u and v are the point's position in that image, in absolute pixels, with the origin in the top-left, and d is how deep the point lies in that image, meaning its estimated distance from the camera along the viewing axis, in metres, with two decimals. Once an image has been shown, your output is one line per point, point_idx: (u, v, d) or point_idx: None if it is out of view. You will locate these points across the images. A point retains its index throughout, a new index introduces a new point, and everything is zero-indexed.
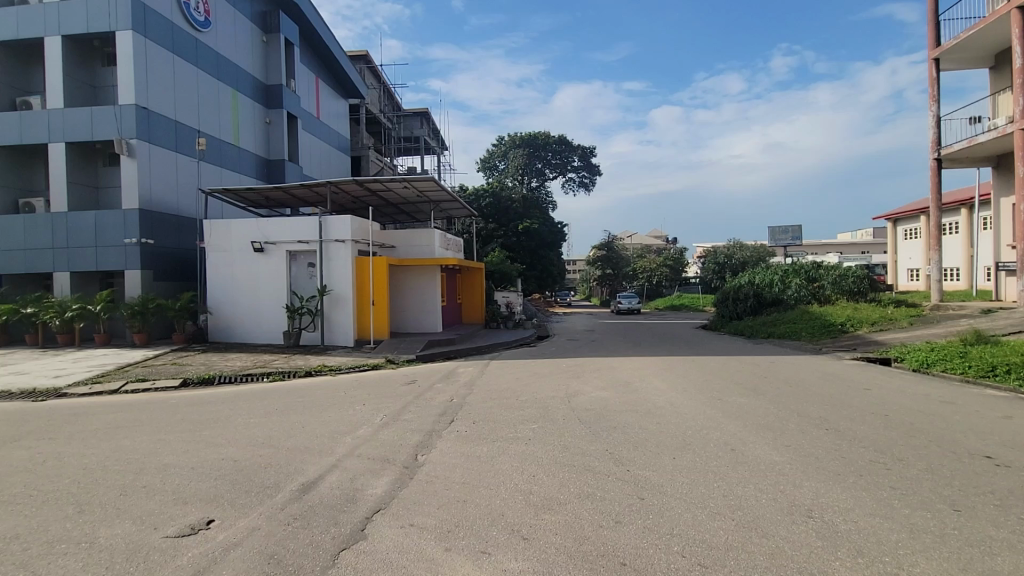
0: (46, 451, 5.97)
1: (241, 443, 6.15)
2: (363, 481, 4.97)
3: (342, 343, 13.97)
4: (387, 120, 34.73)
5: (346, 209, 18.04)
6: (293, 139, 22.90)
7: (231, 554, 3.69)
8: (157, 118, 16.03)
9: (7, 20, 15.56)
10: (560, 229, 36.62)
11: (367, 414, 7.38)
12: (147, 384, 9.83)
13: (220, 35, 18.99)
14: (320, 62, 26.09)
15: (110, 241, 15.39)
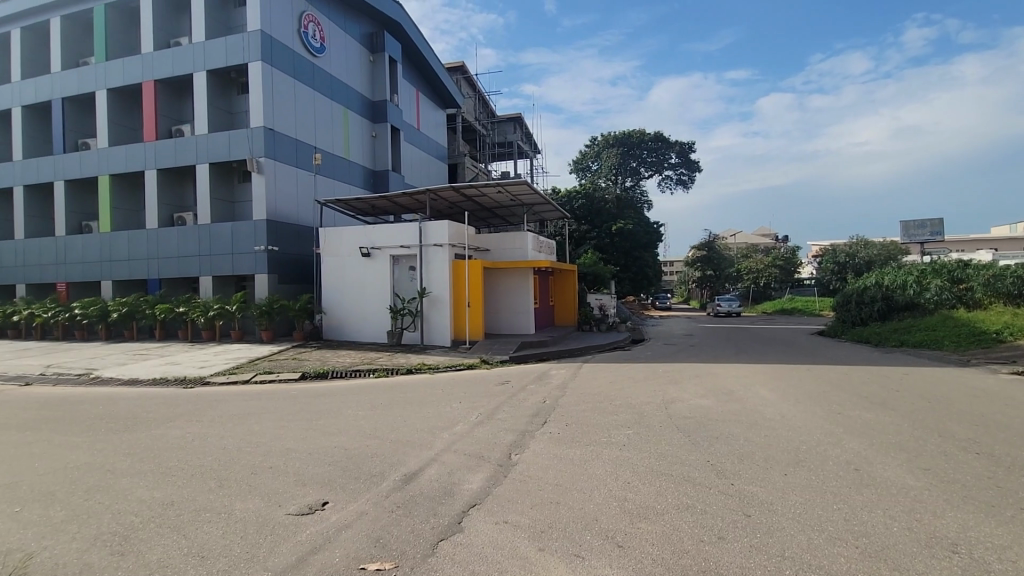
0: (194, 431, 6.89)
1: (351, 433, 6.65)
2: (460, 476, 5.16)
3: (440, 343, 14.62)
4: (482, 127, 35.81)
5: (444, 215, 18.85)
6: (396, 150, 24.35)
7: (343, 535, 4.00)
8: (281, 137, 17.87)
9: (166, 61, 18.21)
10: (655, 229, 35.37)
11: (463, 411, 7.64)
12: (272, 376, 10.98)
13: (334, 59, 20.74)
14: (420, 76, 27.55)
15: (243, 248, 17.43)
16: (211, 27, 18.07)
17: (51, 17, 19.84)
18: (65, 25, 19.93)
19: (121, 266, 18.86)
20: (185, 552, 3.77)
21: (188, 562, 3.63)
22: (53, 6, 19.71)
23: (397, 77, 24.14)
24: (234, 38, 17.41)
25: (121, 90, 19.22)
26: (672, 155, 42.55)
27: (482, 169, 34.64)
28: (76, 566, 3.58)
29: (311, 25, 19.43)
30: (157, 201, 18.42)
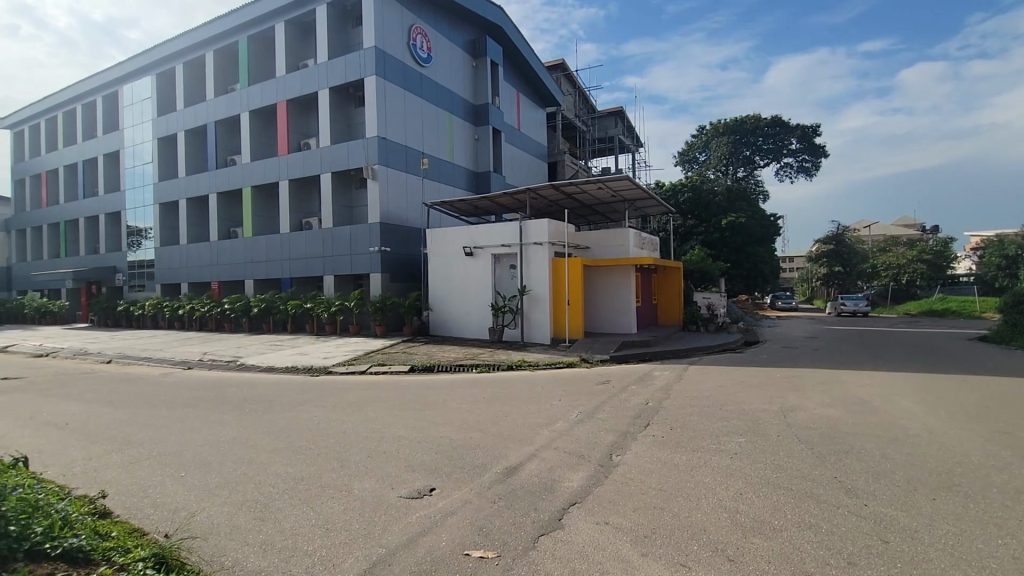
0: (320, 415, 7.62)
1: (456, 425, 6.95)
2: (561, 473, 5.16)
3: (540, 340, 14.75)
4: (582, 123, 35.46)
5: (543, 213, 18.96)
6: (497, 151, 24.94)
7: (449, 521, 4.19)
8: (392, 145, 19.11)
9: (296, 82, 20.28)
10: (771, 222, 32.68)
11: (563, 409, 7.64)
12: (384, 368, 11.82)
13: (439, 67, 21.73)
14: (521, 77, 27.93)
15: (360, 249, 18.95)
16: (332, 47, 19.80)
17: (206, 52, 23.00)
18: (216, 58, 22.99)
19: (260, 267, 21.40)
20: (312, 522, 4.19)
21: (315, 532, 4.03)
22: (208, 42, 22.83)
23: (499, 80, 24.71)
24: (351, 56, 18.93)
25: (260, 111, 21.77)
26: (793, 141, 38.86)
27: (582, 167, 34.33)
28: (227, 527, 4.13)
29: (418, 36, 20.53)
30: (289, 208, 20.61)
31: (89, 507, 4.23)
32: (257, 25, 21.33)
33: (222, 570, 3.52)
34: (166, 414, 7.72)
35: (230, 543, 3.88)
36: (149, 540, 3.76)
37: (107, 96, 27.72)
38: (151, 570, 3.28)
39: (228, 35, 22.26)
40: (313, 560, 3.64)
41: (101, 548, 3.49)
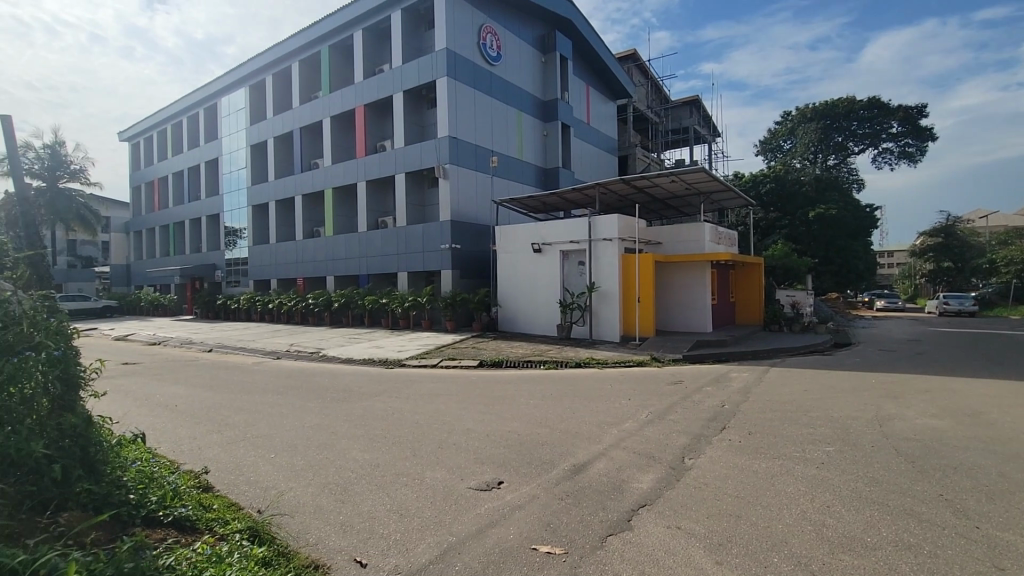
0: (395, 406, 7.95)
1: (525, 420, 7.00)
2: (630, 474, 5.05)
3: (609, 338, 14.52)
4: (654, 114, 34.35)
5: (613, 209, 18.60)
6: (566, 147, 24.75)
7: (516, 514, 4.23)
8: (463, 144, 19.53)
9: (373, 87, 21.20)
10: (866, 213, 30.01)
11: (633, 409, 7.47)
12: (455, 362, 12.13)
13: (508, 65, 21.88)
14: (591, 70, 27.51)
15: (432, 246, 19.52)
16: (406, 52, 20.51)
17: (293, 63, 24.63)
18: (302, 68, 24.54)
19: (340, 264, 22.64)
20: (387, 507, 4.38)
21: (390, 517, 4.21)
22: (295, 54, 24.43)
23: (568, 75, 24.49)
24: (424, 59, 19.49)
25: (340, 116, 22.99)
26: (895, 123, 35.26)
27: (655, 159, 33.27)
28: (311, 506, 4.42)
29: (489, 36, 20.78)
30: (366, 207, 21.65)
31: (193, 481, 4.69)
32: (338, 34, 22.54)
33: (308, 546, 3.78)
34: (258, 399, 8.39)
35: (314, 522, 4.15)
36: (244, 514, 4.11)
37: (207, 108, 30.43)
38: (246, 541, 3.59)
39: (312, 46, 23.71)
40: (388, 543, 3.81)
41: (204, 518, 3.85)
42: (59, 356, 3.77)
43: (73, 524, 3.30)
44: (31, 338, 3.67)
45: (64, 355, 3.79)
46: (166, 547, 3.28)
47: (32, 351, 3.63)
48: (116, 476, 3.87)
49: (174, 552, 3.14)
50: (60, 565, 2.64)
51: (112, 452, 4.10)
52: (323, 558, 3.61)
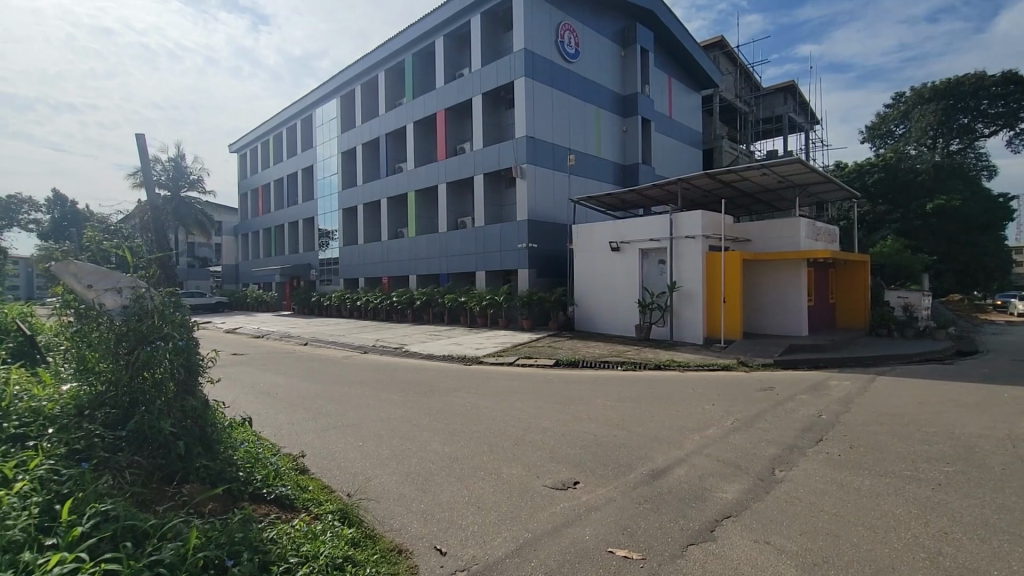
0: (473, 402, 8.15)
1: (602, 422, 6.88)
2: (713, 482, 4.81)
3: (691, 340, 13.93)
4: (743, 103, 32.47)
5: (697, 205, 17.82)
6: (646, 142, 24.05)
7: (592, 516, 4.17)
8: (540, 144, 19.59)
9: (453, 91, 21.84)
10: (997, 203, 26.37)
11: (718, 415, 7.11)
12: (531, 360, 12.22)
13: (586, 61, 21.64)
14: (674, 61, 26.50)
15: (509, 245, 19.77)
16: (485, 55, 20.92)
17: (380, 72, 25.99)
18: (388, 77, 25.81)
19: (422, 263, 23.59)
20: (466, 500, 4.49)
21: (469, 509, 4.31)
22: (381, 63, 25.75)
23: (649, 68, 23.78)
24: (502, 60, 19.77)
25: (422, 121, 23.92)
26: None
27: (744, 151, 31.42)
28: (395, 494, 4.64)
29: (567, 33, 20.68)
30: (446, 208, 22.37)
31: (292, 463, 5.09)
32: (422, 42, 23.45)
33: (392, 531, 3.96)
34: (347, 391, 8.94)
35: (397, 508, 4.35)
36: (335, 496, 4.39)
37: (304, 119, 32.88)
38: (337, 522, 3.83)
39: (397, 55, 24.86)
40: (466, 534, 3.91)
41: (301, 498, 4.17)
42: (183, 346, 4.23)
43: (194, 495, 3.71)
44: (161, 329, 4.17)
45: (188, 344, 4.27)
46: (270, 522, 3.59)
47: (162, 342, 4.13)
48: (229, 454, 4.30)
49: (276, 526, 3.43)
50: (183, 531, 2.98)
51: (225, 433, 4.55)
52: (405, 543, 3.78)
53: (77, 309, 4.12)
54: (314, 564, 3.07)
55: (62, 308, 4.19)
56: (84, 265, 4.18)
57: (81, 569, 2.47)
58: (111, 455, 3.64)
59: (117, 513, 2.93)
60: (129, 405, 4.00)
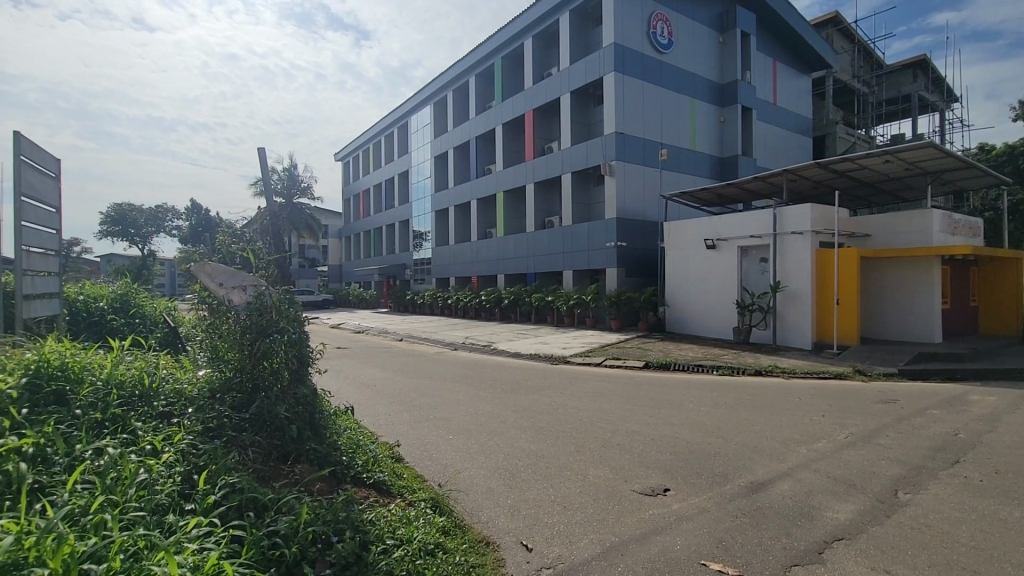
0: (560, 401, 8.14)
1: (695, 428, 6.56)
2: (822, 500, 4.39)
3: (797, 345, 12.86)
4: (862, 84, 29.32)
5: (805, 198, 16.39)
6: (747, 132, 22.55)
7: (683, 525, 3.98)
8: (630, 139, 19.10)
9: (541, 91, 21.96)
10: None
11: (829, 427, 6.48)
12: (619, 362, 11.96)
13: (681, 51, 20.76)
14: (779, 44, 24.60)
15: (597, 245, 19.50)
16: (574, 53, 20.81)
17: (471, 77, 26.79)
18: (478, 81, 26.53)
19: (510, 263, 23.99)
20: (552, 498, 4.48)
21: (555, 508, 4.30)
22: (472, 69, 26.53)
23: (751, 53, 22.30)
24: (592, 57, 19.54)
25: (511, 123, 24.30)
26: None
27: (862, 136, 28.17)
28: (483, 487, 4.75)
29: (660, 23, 19.98)
30: (534, 208, 22.53)
31: (389, 451, 5.41)
32: (511, 45, 23.84)
33: (480, 523, 4.05)
34: (439, 385, 9.31)
35: (485, 502, 4.44)
36: (428, 486, 4.58)
37: (400, 127, 34.79)
38: (429, 510, 4.00)
39: (487, 59, 25.48)
40: (552, 533, 3.90)
41: (397, 484, 4.40)
42: (296, 339, 4.65)
43: (305, 474, 4.05)
44: (278, 323, 4.63)
45: (300, 337, 4.68)
46: (369, 503, 3.82)
47: (279, 334, 4.58)
48: (334, 439, 4.65)
49: (374, 509, 3.65)
50: (295, 506, 3.27)
51: (330, 420, 4.91)
52: (493, 536, 3.85)
53: (210, 304, 4.68)
54: (408, 547, 3.23)
55: (197, 303, 4.78)
56: (217, 265, 4.74)
57: (214, 533, 2.81)
58: (237, 434, 4.06)
59: (243, 485, 3.28)
60: (252, 390, 4.46)
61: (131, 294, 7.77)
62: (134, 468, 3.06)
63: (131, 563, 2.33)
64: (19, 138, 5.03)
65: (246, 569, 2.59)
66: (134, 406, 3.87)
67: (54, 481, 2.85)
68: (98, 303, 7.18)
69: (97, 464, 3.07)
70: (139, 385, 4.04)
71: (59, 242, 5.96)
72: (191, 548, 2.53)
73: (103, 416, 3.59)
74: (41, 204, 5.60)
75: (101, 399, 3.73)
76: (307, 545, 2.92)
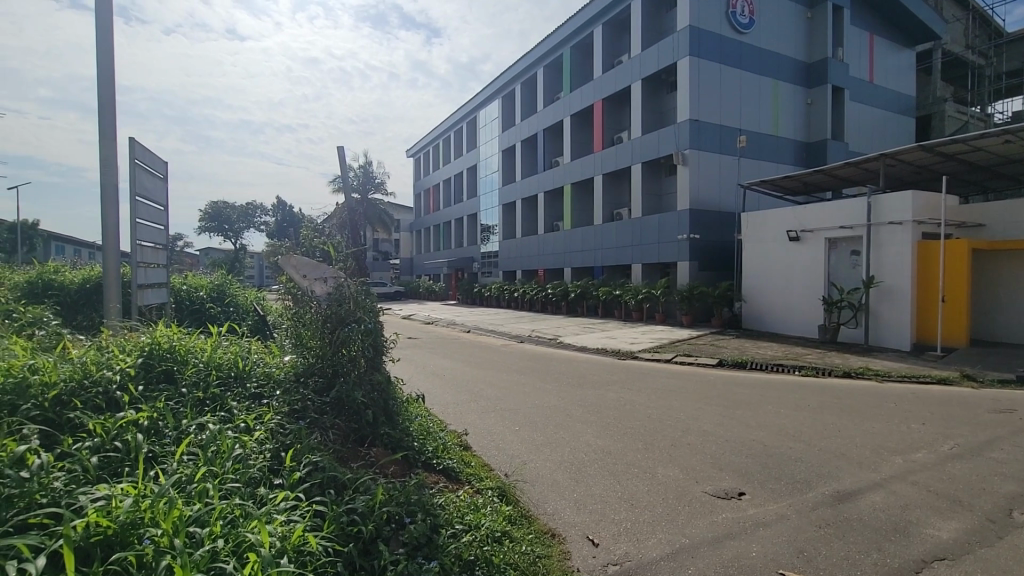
0: (627, 396, 7.99)
1: (773, 430, 6.20)
2: (920, 516, 4.00)
3: (892, 345, 11.80)
4: (977, 55, 26.19)
5: (904, 185, 14.92)
6: (837, 115, 20.85)
7: (759, 532, 3.77)
8: (705, 126, 18.26)
9: (611, 80, 21.47)
10: None
11: (932, 437, 5.88)
12: (690, 359, 11.53)
13: (762, 30, 19.51)
14: (877, 15, 22.51)
15: (668, 237, 18.87)
16: (646, 39, 20.14)
17: (539, 69, 26.67)
18: (546, 72, 26.38)
19: (577, 256, 23.78)
20: (619, 495, 4.41)
21: (621, 505, 4.22)
22: (540, 60, 26.43)
23: (843, 28, 20.55)
24: (665, 42, 18.83)
25: (579, 114, 23.97)
26: None
27: (977, 113, 25.06)
28: (549, 479, 4.76)
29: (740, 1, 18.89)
30: (602, 201, 22.15)
31: (458, 439, 5.55)
32: (580, 34, 23.47)
33: (546, 515, 4.07)
34: (506, 377, 9.42)
35: (551, 494, 4.45)
36: (494, 475, 4.65)
37: (469, 122, 35.34)
38: (497, 499, 4.08)
39: (556, 50, 25.27)
40: (619, 529, 3.84)
41: (465, 471, 4.52)
42: (371, 328, 4.88)
43: (379, 457, 4.24)
44: (356, 313, 4.90)
45: (375, 326, 4.92)
46: (439, 489, 3.93)
47: (356, 324, 4.84)
48: (406, 425, 4.84)
49: (444, 494, 3.76)
50: (371, 487, 3.43)
51: (403, 407, 5.10)
52: (558, 528, 3.86)
53: (295, 294, 5.01)
54: (477, 533, 3.29)
55: (285, 293, 5.14)
56: (301, 258, 5.09)
57: (299, 506, 3.02)
58: (319, 416, 4.32)
59: (325, 464, 3.49)
60: (332, 374, 4.73)
61: (227, 284, 8.46)
62: (230, 444, 3.34)
63: (228, 530, 2.55)
64: (133, 143, 5.62)
65: (327, 543, 2.76)
66: (230, 387, 4.23)
67: (165, 452, 3.17)
68: (199, 292, 7.90)
69: (200, 438, 3.38)
70: (234, 367, 4.40)
71: (166, 237, 6.61)
72: (280, 520, 2.73)
73: (204, 396, 3.94)
74: (152, 203, 6.23)
75: (202, 379, 4.10)
76: (382, 525, 3.05)
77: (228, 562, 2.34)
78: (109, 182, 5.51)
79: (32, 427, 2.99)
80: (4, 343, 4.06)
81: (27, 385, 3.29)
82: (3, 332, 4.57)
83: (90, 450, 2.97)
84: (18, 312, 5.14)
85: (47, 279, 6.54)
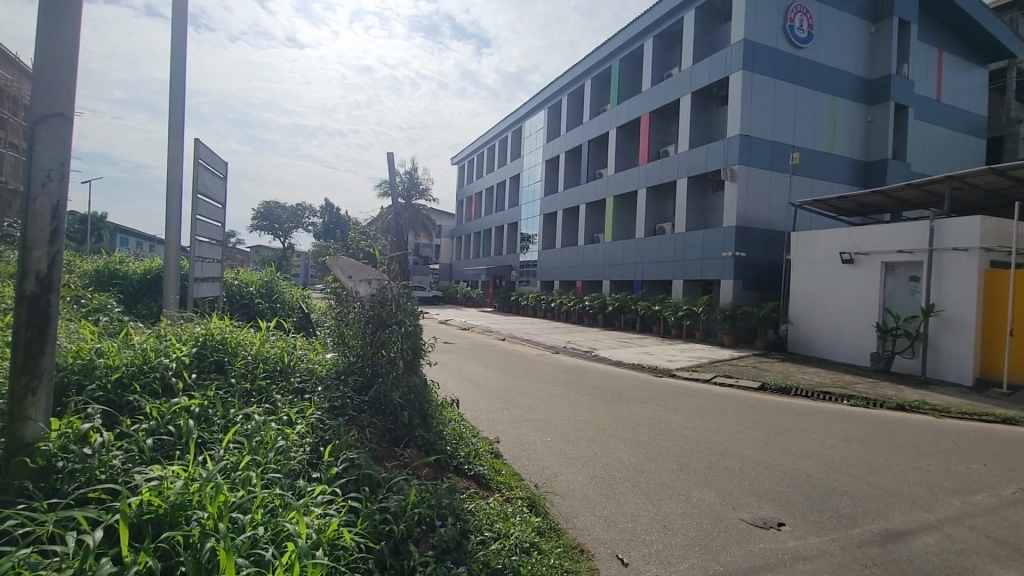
0: (665, 415, 7.81)
1: (817, 461, 5.92)
2: (977, 562, 3.72)
3: (951, 378, 11.10)
4: None
5: (972, 209, 14.04)
6: (899, 133, 19.91)
7: (799, 566, 3.60)
8: (756, 141, 17.80)
9: (660, 93, 21.27)
10: None
11: (993, 480, 5.47)
12: (731, 380, 11.20)
13: (822, 45, 18.92)
14: (947, 31, 21.50)
15: (712, 254, 18.46)
16: (698, 52, 19.85)
17: (586, 80, 26.71)
18: (594, 84, 26.40)
19: (616, 269, 23.58)
20: (650, 516, 4.30)
21: (653, 525, 4.13)
22: (589, 72, 26.46)
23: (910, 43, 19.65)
24: (718, 54, 18.51)
25: (625, 126, 23.83)
26: None
27: None
28: (579, 493, 4.71)
29: (799, 15, 18.40)
30: (645, 214, 21.88)
31: (489, 446, 5.55)
32: (631, 46, 23.39)
33: (576, 530, 4.01)
34: (540, 388, 9.39)
35: (580, 509, 4.40)
36: (525, 484, 4.64)
37: (515, 131, 35.66)
38: (526, 509, 4.06)
39: (605, 62, 25.27)
40: (649, 551, 3.75)
41: (495, 479, 4.52)
42: (411, 331, 5.01)
43: (413, 458, 4.28)
44: (397, 315, 5.02)
45: (415, 329, 5.04)
46: (469, 495, 3.93)
47: (397, 326, 4.97)
48: (440, 429, 4.89)
49: (474, 500, 3.77)
50: (403, 486, 3.47)
51: (437, 410, 5.15)
52: (587, 545, 3.79)
53: (340, 293, 5.20)
54: (505, 542, 3.27)
55: (330, 292, 5.35)
56: (347, 260, 5.32)
57: (335, 501, 3.09)
58: (357, 414, 4.40)
59: (360, 460, 3.57)
60: (371, 375, 4.84)
61: (275, 281, 8.80)
62: (273, 435, 3.47)
63: (268, 518, 2.64)
64: (198, 144, 5.96)
65: (360, 539, 2.81)
66: (275, 380, 4.39)
67: (213, 438, 3.33)
68: (249, 287, 8.30)
69: (246, 427, 3.53)
70: (279, 361, 4.56)
71: (223, 234, 6.94)
72: (317, 513, 2.81)
73: (251, 386, 4.11)
74: (212, 201, 6.58)
75: (249, 371, 4.29)
76: (413, 525, 3.08)
77: (266, 550, 2.43)
78: (174, 180, 5.87)
79: (96, 407, 3.19)
80: (75, 326, 4.36)
81: (93, 367, 3.53)
82: (73, 316, 4.90)
83: (146, 432, 3.14)
84: (87, 299, 5.49)
85: (113, 269, 6.97)
